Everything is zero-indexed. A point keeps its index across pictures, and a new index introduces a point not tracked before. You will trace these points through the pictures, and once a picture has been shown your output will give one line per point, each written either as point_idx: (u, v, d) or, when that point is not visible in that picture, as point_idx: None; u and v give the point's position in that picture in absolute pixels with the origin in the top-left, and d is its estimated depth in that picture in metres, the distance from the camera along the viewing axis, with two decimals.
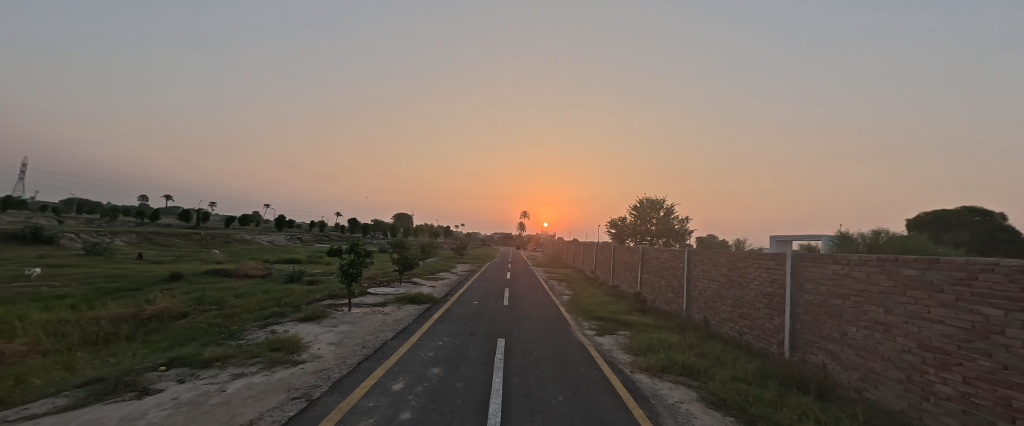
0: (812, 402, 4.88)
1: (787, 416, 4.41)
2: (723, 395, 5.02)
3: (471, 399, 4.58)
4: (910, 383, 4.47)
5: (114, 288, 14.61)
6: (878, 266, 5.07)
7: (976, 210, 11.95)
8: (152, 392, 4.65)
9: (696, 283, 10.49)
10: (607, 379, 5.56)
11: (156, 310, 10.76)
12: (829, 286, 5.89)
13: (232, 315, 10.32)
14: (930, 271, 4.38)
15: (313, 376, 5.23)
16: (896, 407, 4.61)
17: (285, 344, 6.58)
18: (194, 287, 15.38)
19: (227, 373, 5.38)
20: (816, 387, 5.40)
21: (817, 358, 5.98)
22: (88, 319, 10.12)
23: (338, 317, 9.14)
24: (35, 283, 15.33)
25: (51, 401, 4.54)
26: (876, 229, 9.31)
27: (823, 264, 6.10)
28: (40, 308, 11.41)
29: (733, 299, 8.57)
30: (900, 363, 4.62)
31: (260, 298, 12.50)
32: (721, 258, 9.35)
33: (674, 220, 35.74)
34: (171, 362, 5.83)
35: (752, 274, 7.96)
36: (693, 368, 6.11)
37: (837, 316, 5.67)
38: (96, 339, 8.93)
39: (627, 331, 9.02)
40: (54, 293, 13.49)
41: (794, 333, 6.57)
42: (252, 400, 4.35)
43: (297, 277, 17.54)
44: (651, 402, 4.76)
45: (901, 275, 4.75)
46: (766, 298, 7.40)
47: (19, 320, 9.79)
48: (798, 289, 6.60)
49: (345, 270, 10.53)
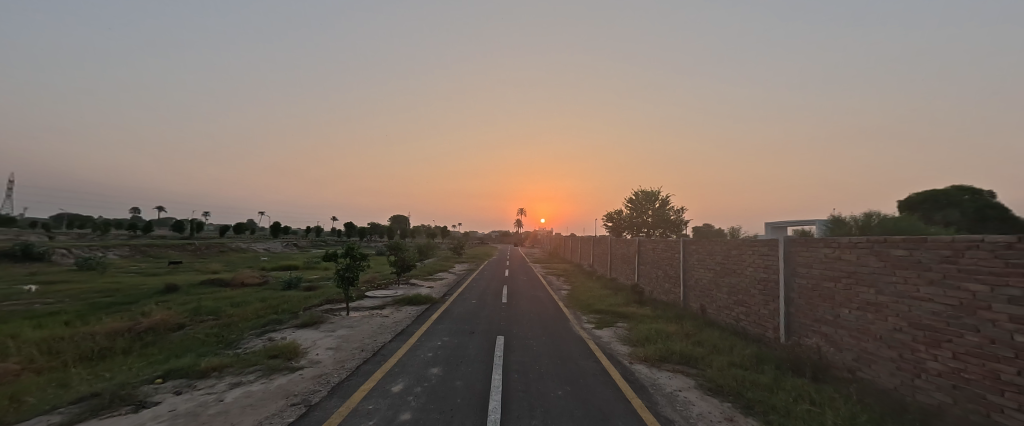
0: (807, 384, 4.95)
1: (782, 399, 4.48)
2: (720, 382, 5.06)
3: (471, 397, 4.59)
4: (902, 361, 4.54)
5: (108, 302, 14.48)
6: (868, 248, 5.14)
7: (965, 189, 12.18)
8: (148, 405, 4.64)
9: (693, 272, 10.55)
10: (606, 371, 5.60)
11: (152, 322, 10.70)
12: (822, 268, 5.95)
13: (230, 324, 10.27)
14: (918, 250, 4.45)
15: (312, 381, 5.23)
16: (889, 386, 4.69)
17: (283, 351, 6.57)
18: (190, 298, 15.30)
19: (224, 382, 5.36)
20: (810, 369, 5.47)
21: (812, 341, 6.04)
22: (82, 334, 10.03)
23: (337, 322, 9.13)
24: (27, 301, 15.17)
25: (46, 418, 4.53)
26: (868, 211, 9.39)
27: (814, 248, 6.17)
28: (34, 325, 11.30)
29: (729, 286, 8.65)
30: (892, 342, 4.69)
31: (258, 306, 12.43)
32: (716, 247, 9.41)
33: (670, 210, 35.85)
34: (167, 374, 5.81)
35: (746, 261, 8.02)
36: (691, 356, 6.16)
37: (830, 298, 5.73)
38: (92, 354, 8.86)
39: (626, 323, 9.07)
40: (49, 310, 13.38)
41: (789, 317, 6.64)
42: (251, 408, 4.36)
43: (295, 284, 17.54)
44: (650, 392, 4.81)
45: (889, 256, 4.82)
46: (760, 284, 7.47)
47: (12, 339, 9.68)
48: (791, 273, 6.66)
49: (342, 274, 10.47)
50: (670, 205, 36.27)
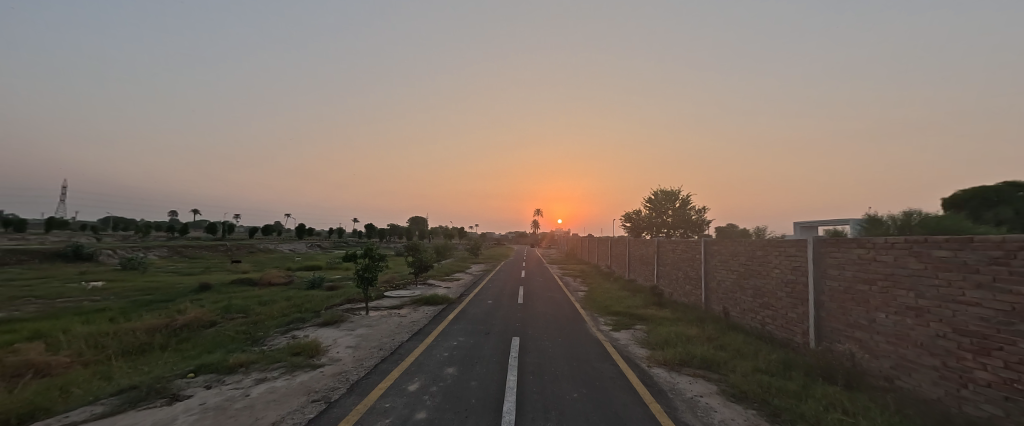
0: (839, 392, 4.68)
1: (812, 407, 4.26)
2: (744, 388, 4.86)
3: (486, 398, 4.57)
4: (946, 370, 4.23)
5: (149, 300, 15.30)
6: (907, 249, 4.82)
7: (1019, 185, 11.32)
8: (180, 398, 4.84)
9: (715, 274, 10.21)
10: (623, 375, 5.47)
11: (187, 319, 11.22)
12: (855, 270, 5.63)
13: (257, 322, 10.63)
14: (963, 251, 4.14)
15: (332, 379, 5.33)
16: (932, 396, 4.37)
17: (306, 348, 6.74)
18: (222, 296, 15.95)
19: (251, 378, 5.53)
20: (843, 376, 5.17)
21: (845, 347, 5.73)
22: (125, 330, 10.60)
23: (356, 321, 9.31)
24: (76, 298, 16.24)
25: (90, 409, 4.79)
26: (907, 210, 8.84)
27: (846, 249, 5.86)
28: (83, 321, 12.03)
29: (753, 288, 8.32)
30: (935, 349, 4.38)
31: (284, 305, 12.88)
32: (740, 247, 9.07)
33: (690, 210, 34.95)
34: (198, 369, 6.06)
35: (773, 263, 7.69)
36: (713, 361, 5.94)
37: (865, 302, 5.41)
38: (134, 349, 9.35)
39: (644, 325, 8.87)
40: (96, 307, 14.24)
41: (819, 322, 6.31)
42: (275, 404, 4.47)
43: (318, 284, 18.01)
44: (669, 397, 4.65)
45: (931, 257, 4.51)
46: (788, 286, 7.14)
47: (63, 334, 10.32)
48: (821, 275, 6.33)
49: (361, 274, 10.65)
50: (690, 206, 35.37)
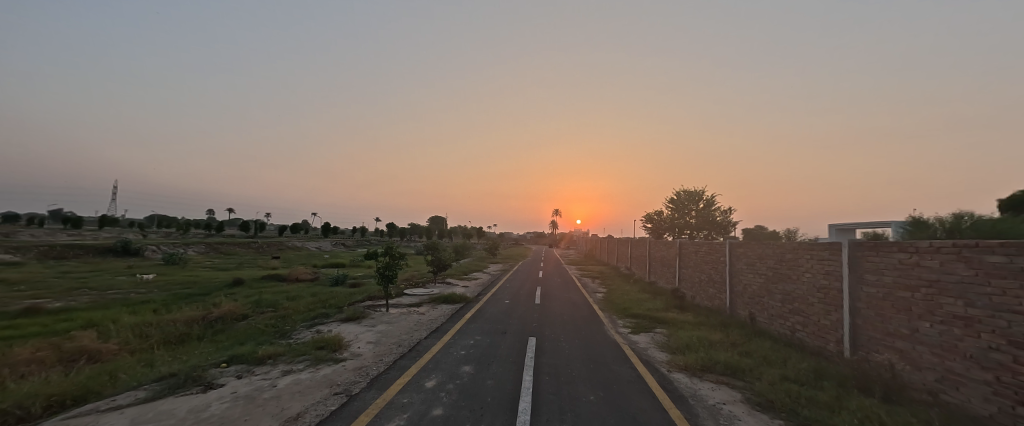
0: (877, 405, 4.39)
1: (846, 420, 4.00)
2: (771, 396, 4.63)
3: (501, 397, 4.54)
4: (999, 385, 3.89)
5: (188, 293, 16.14)
6: (955, 254, 4.47)
7: None
8: (214, 386, 5.05)
9: (740, 278, 9.82)
10: (641, 378, 5.32)
11: (222, 312, 11.74)
12: (895, 276, 5.28)
13: (285, 316, 11.01)
14: (1019, 257, 3.80)
15: (353, 373, 5.45)
16: (982, 413, 4.03)
17: (329, 343, 6.91)
18: (254, 291, 16.63)
19: (278, 370, 5.72)
20: (881, 389, 4.85)
21: (883, 357, 5.38)
22: (166, 321, 11.20)
23: (377, 317, 9.49)
24: (124, 290, 17.32)
25: (134, 393, 5.06)
26: (956, 212, 8.22)
27: (886, 253, 5.49)
28: (129, 312, 12.81)
29: (782, 293, 7.95)
30: (986, 363, 4.04)
31: (310, 301, 13.27)
32: (767, 250, 8.69)
33: (715, 211, 33.87)
34: (230, 359, 6.32)
35: (803, 266, 7.32)
36: (738, 367, 5.70)
37: (906, 310, 5.05)
38: (173, 338, 9.86)
39: (664, 328, 8.63)
40: (141, 299, 15.13)
41: (855, 330, 5.95)
42: (299, 395, 4.59)
43: (342, 280, 18.48)
44: (690, 403, 4.49)
45: (982, 263, 4.16)
46: (820, 292, 6.77)
47: (111, 323, 11.00)
48: (858, 280, 5.97)
49: (382, 272, 10.85)
50: (716, 206, 34.27)
